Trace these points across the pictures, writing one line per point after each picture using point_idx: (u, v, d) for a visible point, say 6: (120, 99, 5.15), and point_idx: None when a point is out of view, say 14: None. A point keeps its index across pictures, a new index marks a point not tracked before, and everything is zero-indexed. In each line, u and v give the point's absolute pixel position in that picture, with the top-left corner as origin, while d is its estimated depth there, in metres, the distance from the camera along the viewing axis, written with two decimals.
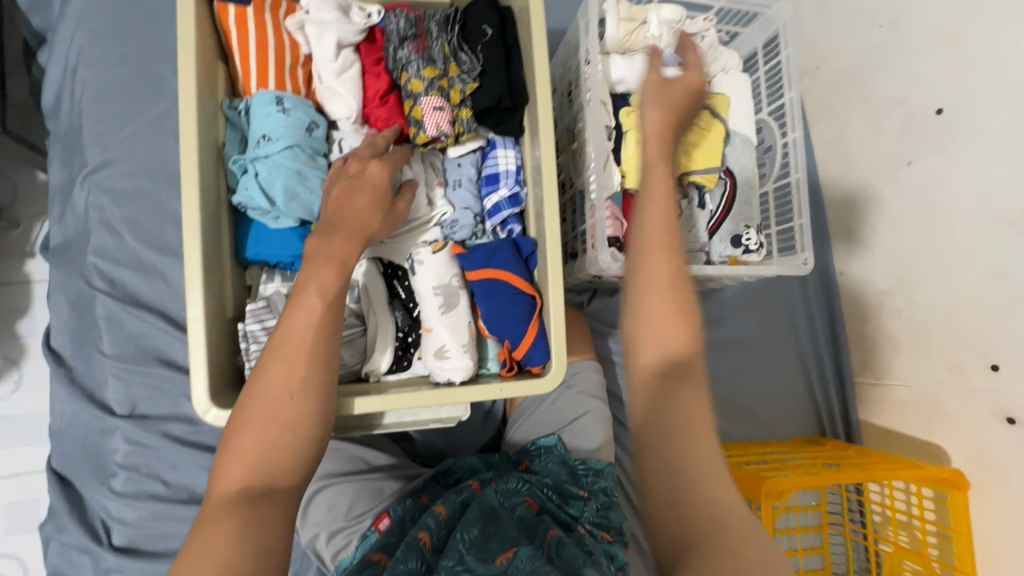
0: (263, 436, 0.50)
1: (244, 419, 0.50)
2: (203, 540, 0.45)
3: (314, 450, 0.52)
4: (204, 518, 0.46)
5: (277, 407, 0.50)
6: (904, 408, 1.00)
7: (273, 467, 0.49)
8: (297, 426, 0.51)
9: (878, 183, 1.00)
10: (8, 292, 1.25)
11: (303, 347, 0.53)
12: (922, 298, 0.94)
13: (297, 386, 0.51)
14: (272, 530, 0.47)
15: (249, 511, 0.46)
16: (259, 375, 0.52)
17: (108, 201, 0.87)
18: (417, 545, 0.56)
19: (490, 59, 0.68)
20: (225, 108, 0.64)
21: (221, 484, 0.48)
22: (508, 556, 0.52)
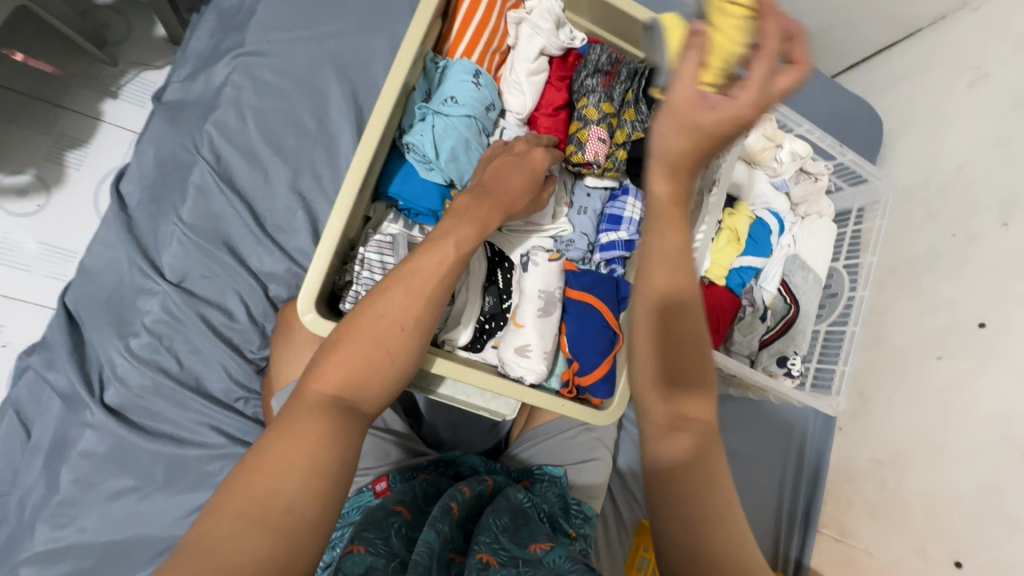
0: (367, 354, 0.50)
1: (353, 331, 0.51)
2: (292, 429, 0.44)
3: (399, 386, 0.53)
4: (295, 408, 0.46)
5: (388, 332, 0.51)
6: (857, 571, 1.06)
7: (367, 383, 0.49)
8: (398, 356, 0.52)
9: (903, 363, 1.09)
10: (73, 119, 1.22)
11: (426, 287, 0.55)
12: (909, 479, 1.01)
13: (410, 321, 0.53)
14: (354, 442, 0.46)
15: (339, 418, 0.46)
16: (376, 298, 0.53)
17: (248, 86, 0.89)
18: (450, 512, 0.58)
19: (659, 118, 0.75)
20: (428, 60, 0.69)
21: (316, 383, 0.48)
22: (543, 548, 0.55)
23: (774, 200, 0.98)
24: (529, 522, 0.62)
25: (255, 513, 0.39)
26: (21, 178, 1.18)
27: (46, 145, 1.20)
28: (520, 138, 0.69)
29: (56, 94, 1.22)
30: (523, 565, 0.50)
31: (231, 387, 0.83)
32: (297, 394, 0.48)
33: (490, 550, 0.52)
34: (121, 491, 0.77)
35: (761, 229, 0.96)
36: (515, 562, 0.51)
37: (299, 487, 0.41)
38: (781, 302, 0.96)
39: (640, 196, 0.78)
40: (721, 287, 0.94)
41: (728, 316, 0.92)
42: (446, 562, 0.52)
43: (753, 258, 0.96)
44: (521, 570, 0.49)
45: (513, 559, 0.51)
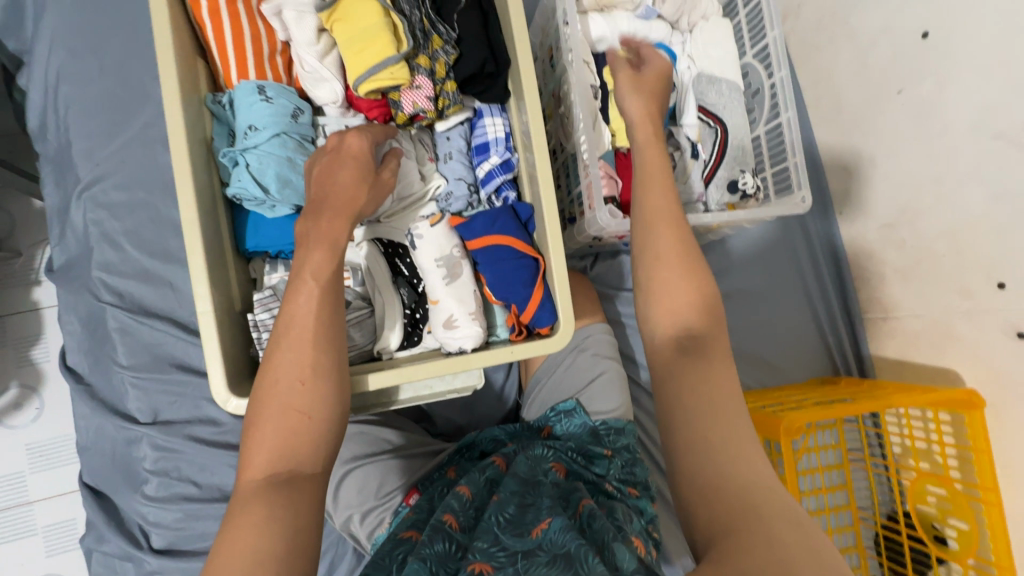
0: (281, 424, 0.50)
1: (261, 411, 0.51)
2: (236, 530, 0.46)
3: (332, 433, 0.53)
4: (234, 505, 0.48)
5: (291, 395, 0.51)
6: (914, 337, 1.01)
7: (294, 450, 0.50)
8: (313, 411, 0.52)
9: (868, 115, 1.00)
10: (16, 321, 1.26)
11: (307, 334, 0.53)
12: (923, 227, 0.94)
13: (307, 373, 0.52)
14: (302, 515, 0.47)
15: (276, 496, 0.47)
16: (268, 366, 0.53)
17: (106, 216, 0.87)
18: (445, 528, 0.58)
19: (469, 24, 0.68)
20: (210, 104, 0.65)
21: (247, 472, 0.49)
22: (543, 528, 0.54)
23: (648, 31, 0.89)
24: (536, 497, 0.62)
25: None
26: (8, 395, 1.24)
27: (10, 356, 1.25)
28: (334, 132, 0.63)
29: None
30: (521, 562, 0.51)
31: None
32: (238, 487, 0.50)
33: (485, 555, 0.53)
34: None
35: None
36: (513, 560, 0.52)
37: None
38: (705, 130, 0.89)
39: (493, 112, 0.72)
40: None
41: None
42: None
43: None
44: (517, 569, 0.50)
45: (511, 557, 0.52)
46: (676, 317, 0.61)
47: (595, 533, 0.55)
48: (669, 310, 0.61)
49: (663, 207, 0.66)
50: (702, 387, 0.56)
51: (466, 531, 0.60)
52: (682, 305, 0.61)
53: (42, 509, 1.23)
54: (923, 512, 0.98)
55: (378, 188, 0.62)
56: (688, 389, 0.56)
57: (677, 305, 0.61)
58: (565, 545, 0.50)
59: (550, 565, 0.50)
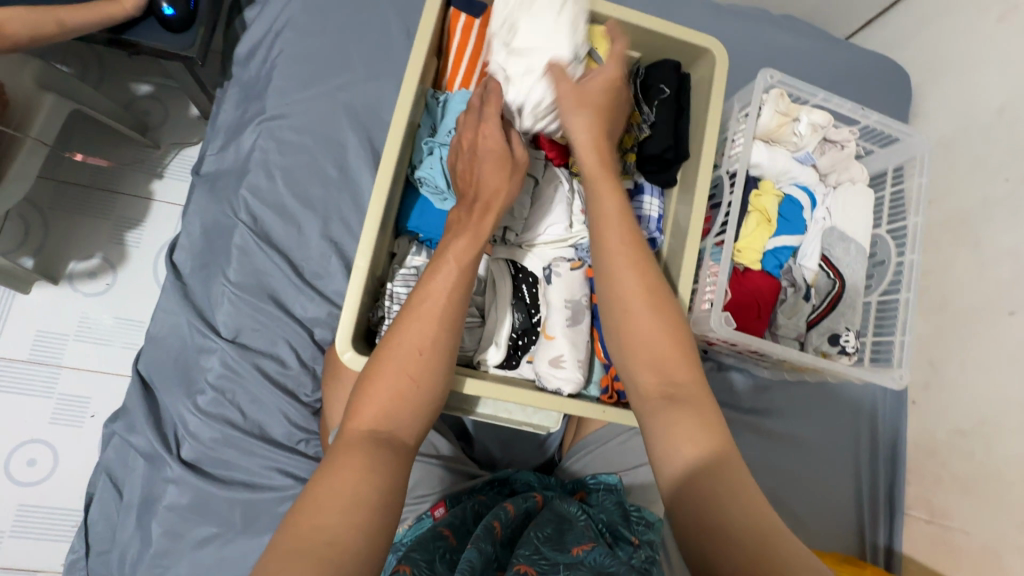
0: (394, 385, 0.54)
1: (379, 368, 0.55)
2: (335, 468, 0.49)
3: (431, 408, 0.56)
4: (338, 446, 0.51)
5: (407, 360, 0.55)
6: (955, 553, 0.98)
7: (398, 412, 0.54)
8: (421, 381, 0.55)
9: (972, 323, 1.02)
10: (127, 202, 1.34)
11: (434, 310, 0.57)
12: (999, 447, 0.94)
13: (426, 345, 0.56)
14: (394, 470, 0.50)
15: (376, 450, 0.50)
16: (393, 331, 0.57)
17: (273, 148, 0.95)
18: (492, 531, 0.62)
19: (667, 113, 0.75)
20: (428, 96, 0.72)
21: (354, 420, 0.53)
22: (583, 549, 0.59)
23: (799, 174, 0.95)
24: (573, 529, 0.66)
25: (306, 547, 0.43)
26: (90, 262, 1.30)
27: (108, 229, 1.32)
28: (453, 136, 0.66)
29: (111, 182, 1.34)
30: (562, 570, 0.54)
31: (292, 430, 0.88)
32: (341, 432, 0.53)
33: (529, 560, 0.55)
34: (204, 539, 0.82)
35: (790, 207, 0.95)
36: (555, 568, 0.54)
37: (342, 516, 0.45)
38: (825, 277, 0.94)
39: (654, 192, 0.78)
40: (757, 272, 0.92)
41: (768, 300, 0.91)
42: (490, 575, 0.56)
43: (787, 236, 0.94)
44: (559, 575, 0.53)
45: (553, 565, 0.55)
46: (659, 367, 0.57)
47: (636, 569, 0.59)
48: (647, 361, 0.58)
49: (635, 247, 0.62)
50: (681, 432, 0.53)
51: (504, 543, 0.63)
52: (645, 340, 0.58)
53: (68, 376, 1.26)
54: None
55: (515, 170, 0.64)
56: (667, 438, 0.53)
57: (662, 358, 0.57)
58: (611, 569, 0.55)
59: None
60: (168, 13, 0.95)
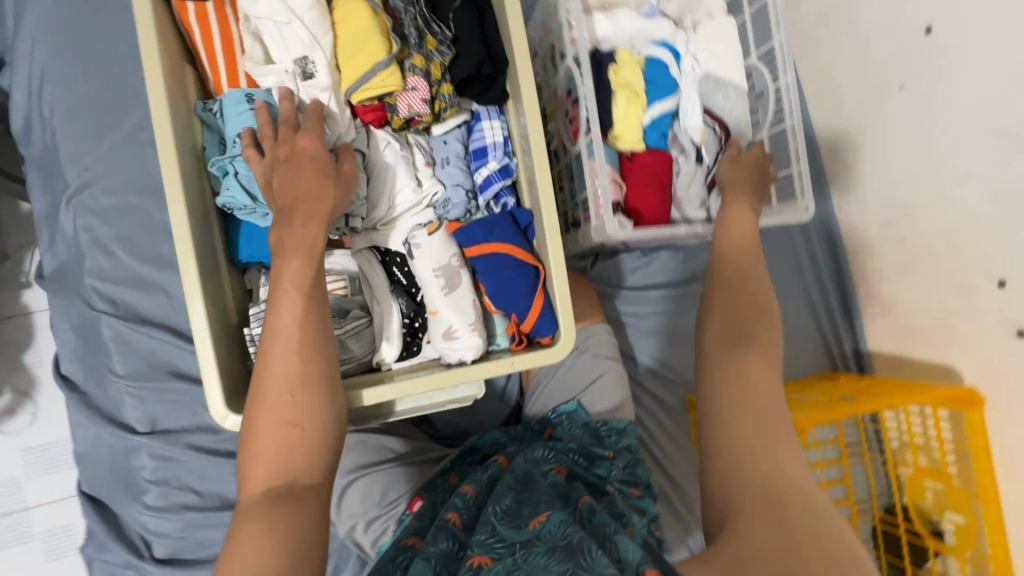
0: (274, 437, 0.51)
1: (255, 425, 0.51)
2: (237, 546, 0.46)
3: (327, 440, 0.53)
4: (236, 519, 0.48)
5: (280, 407, 0.51)
6: (913, 334, 1.01)
7: (291, 463, 0.50)
8: (305, 422, 0.52)
9: (869, 111, 0.99)
10: (6, 326, 1.23)
11: (290, 347, 0.53)
12: (923, 224, 0.94)
13: (296, 384, 0.52)
14: (299, 525, 0.47)
15: (275, 510, 0.48)
16: (258, 381, 0.53)
17: (97, 222, 0.85)
18: (448, 525, 0.59)
19: (465, 22, 0.66)
20: (200, 111, 0.63)
21: (248, 486, 0.50)
22: (541, 519, 0.55)
23: (652, 29, 0.88)
24: (539, 491, 0.62)
25: None
26: None
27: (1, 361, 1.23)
28: (248, 130, 0.60)
29: None
30: (518, 551, 0.52)
31: None
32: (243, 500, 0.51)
33: (485, 547, 0.53)
34: None
35: (657, 70, 0.87)
36: (513, 550, 0.52)
37: None
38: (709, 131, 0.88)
39: (491, 114, 0.70)
40: (643, 153, 0.87)
41: (662, 177, 0.87)
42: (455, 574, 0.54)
43: (663, 101, 0.87)
44: (515, 558, 0.51)
45: (510, 547, 0.53)
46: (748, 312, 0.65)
47: (595, 525, 0.55)
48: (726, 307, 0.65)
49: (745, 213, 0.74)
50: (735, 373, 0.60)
51: (470, 528, 0.61)
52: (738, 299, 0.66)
53: (40, 514, 1.22)
54: (920, 506, 0.99)
55: (341, 182, 0.60)
56: (717, 371, 0.61)
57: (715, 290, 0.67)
58: (566, 536, 0.51)
59: (550, 553, 0.50)
60: None
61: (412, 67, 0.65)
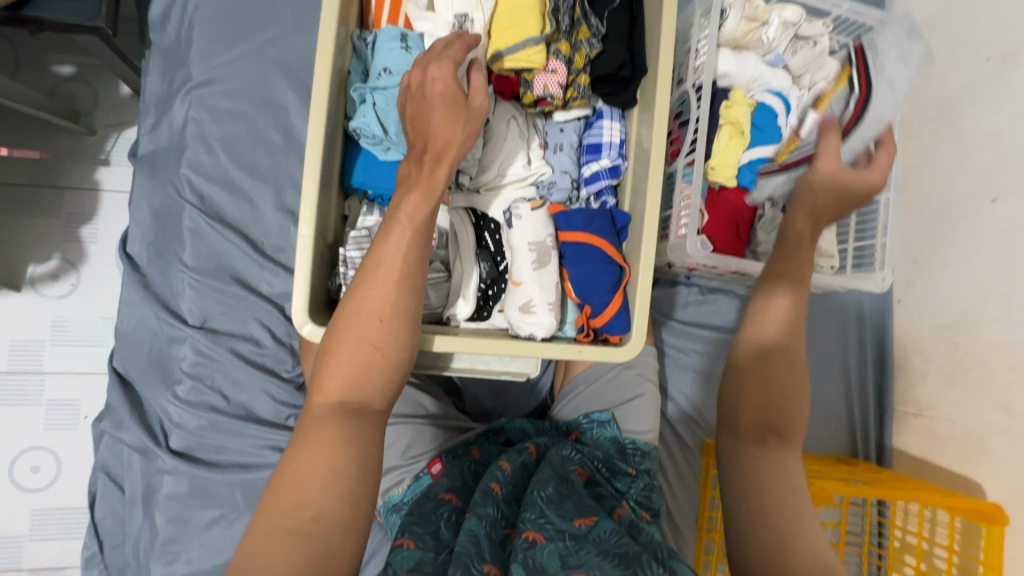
0: (356, 354, 0.52)
1: (340, 338, 0.53)
2: (304, 442, 0.48)
3: (399, 372, 0.54)
4: (306, 421, 0.50)
5: (368, 329, 0.53)
6: (943, 441, 1.00)
7: (365, 382, 0.52)
8: (386, 348, 0.53)
9: (955, 215, 1.01)
10: (75, 196, 1.27)
11: (391, 274, 0.55)
12: (981, 336, 0.95)
13: (386, 311, 0.54)
14: (365, 441, 0.49)
15: (346, 420, 0.49)
16: (350, 300, 0.55)
17: (207, 118, 0.88)
18: (492, 493, 0.61)
19: (617, 24, 0.69)
20: (355, 39, 0.67)
21: (320, 393, 0.51)
22: (590, 522, 0.58)
23: (771, 78, 0.90)
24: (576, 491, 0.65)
25: (290, 524, 0.44)
26: (48, 264, 1.25)
27: (60, 228, 1.26)
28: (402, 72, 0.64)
29: (53, 176, 1.26)
30: (570, 540, 0.55)
31: (278, 408, 0.87)
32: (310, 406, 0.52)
33: (536, 526, 0.57)
34: (208, 522, 0.84)
35: (765, 116, 0.89)
36: (562, 537, 0.55)
37: (322, 491, 0.45)
38: None
39: (613, 115, 0.73)
40: (732, 190, 0.90)
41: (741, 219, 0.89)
42: (499, 539, 0.56)
43: (763, 147, 0.89)
44: (567, 545, 0.54)
45: (560, 534, 0.56)
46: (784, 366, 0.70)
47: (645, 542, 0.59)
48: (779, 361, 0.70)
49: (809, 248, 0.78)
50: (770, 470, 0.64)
51: (508, 502, 0.63)
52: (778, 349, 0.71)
53: (53, 382, 1.24)
54: None
55: (467, 116, 0.58)
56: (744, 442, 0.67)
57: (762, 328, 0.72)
58: (621, 545, 0.55)
59: (601, 554, 0.54)
60: None
61: (558, 50, 0.67)
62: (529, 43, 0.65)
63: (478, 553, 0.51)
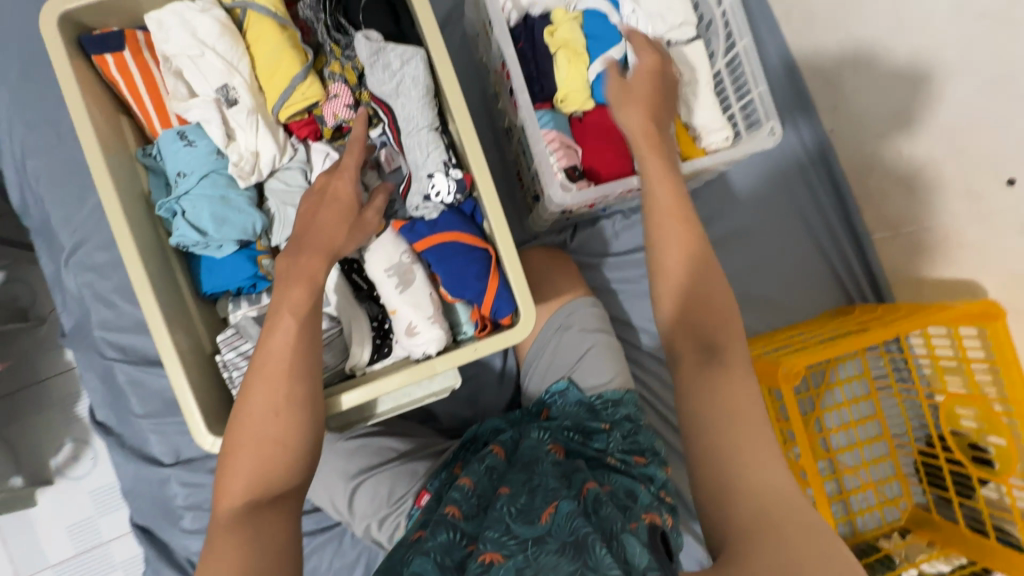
0: (258, 452, 0.54)
1: (237, 440, 0.54)
2: (212, 556, 0.49)
3: (311, 459, 0.57)
4: (212, 532, 0.51)
5: (267, 425, 0.54)
6: (927, 252, 0.93)
7: (272, 477, 0.54)
8: (289, 439, 0.55)
9: (845, 17, 0.91)
10: (57, 382, 1.35)
11: (281, 366, 0.56)
12: (918, 130, 0.86)
13: (283, 404, 0.55)
14: (279, 535, 0.51)
15: (255, 521, 0.51)
16: (243, 398, 0.56)
17: (94, 277, 0.91)
18: (447, 520, 0.61)
19: (377, 18, 0.65)
20: (140, 158, 0.66)
21: (224, 498, 0.52)
22: (550, 512, 0.57)
23: None
24: (540, 479, 0.64)
25: None
26: (65, 450, 1.34)
27: (60, 414, 1.34)
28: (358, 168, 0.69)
29: (32, 373, 1.34)
30: (530, 548, 0.53)
31: None
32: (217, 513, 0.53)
33: (498, 545, 0.54)
34: None
35: (594, 21, 0.84)
36: (524, 547, 0.54)
37: None
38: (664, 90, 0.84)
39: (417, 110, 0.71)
40: (594, 110, 0.84)
41: (617, 135, 0.84)
42: (457, 562, 0.55)
43: (606, 53, 0.84)
44: (525, 556, 0.52)
45: (521, 544, 0.54)
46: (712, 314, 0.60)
47: (602, 519, 0.56)
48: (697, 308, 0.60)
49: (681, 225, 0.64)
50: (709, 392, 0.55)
51: (469, 518, 0.62)
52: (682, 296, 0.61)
53: (117, 545, 1.34)
54: (957, 434, 0.91)
55: (358, 224, 0.62)
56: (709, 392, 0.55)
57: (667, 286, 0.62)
58: (576, 532, 0.53)
59: (560, 551, 0.52)
60: None
61: (332, 75, 0.66)
62: (299, 80, 0.64)
63: None
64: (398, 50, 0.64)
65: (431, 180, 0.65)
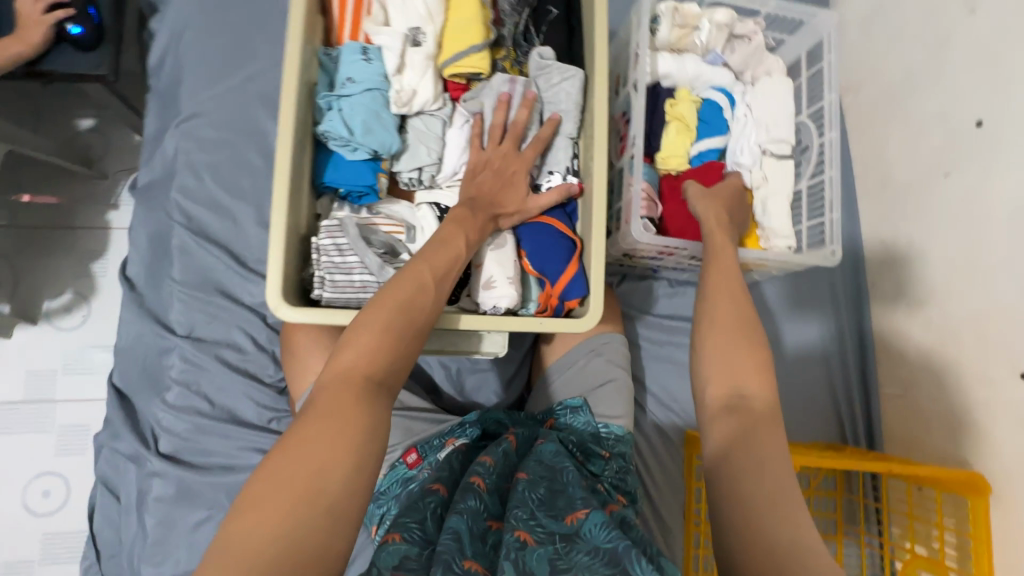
0: (383, 338, 0.55)
1: (365, 322, 0.55)
2: (317, 422, 0.49)
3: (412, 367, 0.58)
4: (321, 398, 0.51)
5: (403, 318, 0.57)
6: (928, 418, 0.99)
7: (384, 365, 0.54)
8: (412, 340, 0.57)
9: (913, 192, 1.03)
10: (88, 235, 1.37)
11: (432, 279, 0.60)
12: (953, 308, 0.95)
13: (423, 308, 0.58)
14: (379, 420, 0.51)
15: (366, 398, 0.51)
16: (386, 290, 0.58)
17: (194, 148, 0.97)
18: (474, 487, 0.64)
19: (556, 35, 0.80)
20: (321, 56, 0.75)
21: (337, 371, 0.53)
22: (580, 516, 0.59)
23: (713, 75, 0.95)
24: (569, 485, 0.66)
25: (294, 494, 0.44)
26: (62, 298, 1.34)
27: (73, 264, 1.36)
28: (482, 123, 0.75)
29: (68, 218, 1.37)
30: (561, 543, 0.56)
31: (261, 411, 0.91)
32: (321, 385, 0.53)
33: (528, 528, 0.58)
34: (194, 525, 0.87)
35: (710, 110, 0.95)
36: (553, 539, 0.57)
37: (336, 460, 0.47)
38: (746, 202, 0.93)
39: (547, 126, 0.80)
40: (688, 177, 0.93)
41: None
42: (480, 532, 0.58)
43: (711, 139, 0.95)
44: (557, 548, 0.55)
45: (551, 536, 0.57)
46: (731, 375, 0.60)
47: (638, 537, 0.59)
48: (717, 374, 0.61)
49: (734, 285, 0.67)
50: (744, 450, 0.55)
51: (490, 493, 0.65)
52: (727, 364, 0.61)
53: (63, 409, 1.31)
54: None
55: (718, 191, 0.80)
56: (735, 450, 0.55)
57: (713, 349, 0.62)
58: (611, 541, 0.55)
59: (592, 554, 0.55)
60: (76, 32, 0.95)
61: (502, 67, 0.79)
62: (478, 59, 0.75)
63: (460, 550, 0.54)
64: (560, 69, 0.76)
65: (548, 175, 0.78)
